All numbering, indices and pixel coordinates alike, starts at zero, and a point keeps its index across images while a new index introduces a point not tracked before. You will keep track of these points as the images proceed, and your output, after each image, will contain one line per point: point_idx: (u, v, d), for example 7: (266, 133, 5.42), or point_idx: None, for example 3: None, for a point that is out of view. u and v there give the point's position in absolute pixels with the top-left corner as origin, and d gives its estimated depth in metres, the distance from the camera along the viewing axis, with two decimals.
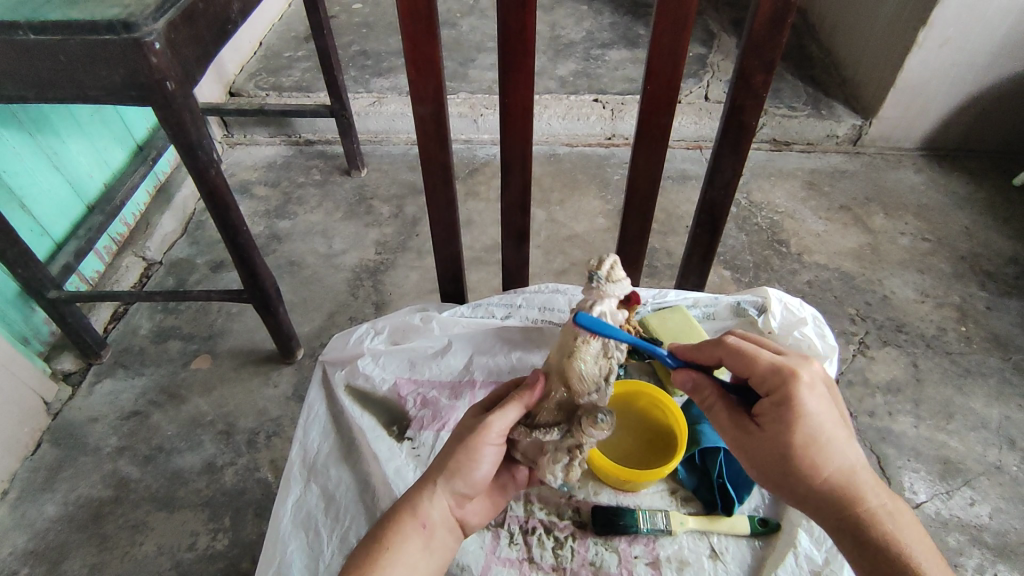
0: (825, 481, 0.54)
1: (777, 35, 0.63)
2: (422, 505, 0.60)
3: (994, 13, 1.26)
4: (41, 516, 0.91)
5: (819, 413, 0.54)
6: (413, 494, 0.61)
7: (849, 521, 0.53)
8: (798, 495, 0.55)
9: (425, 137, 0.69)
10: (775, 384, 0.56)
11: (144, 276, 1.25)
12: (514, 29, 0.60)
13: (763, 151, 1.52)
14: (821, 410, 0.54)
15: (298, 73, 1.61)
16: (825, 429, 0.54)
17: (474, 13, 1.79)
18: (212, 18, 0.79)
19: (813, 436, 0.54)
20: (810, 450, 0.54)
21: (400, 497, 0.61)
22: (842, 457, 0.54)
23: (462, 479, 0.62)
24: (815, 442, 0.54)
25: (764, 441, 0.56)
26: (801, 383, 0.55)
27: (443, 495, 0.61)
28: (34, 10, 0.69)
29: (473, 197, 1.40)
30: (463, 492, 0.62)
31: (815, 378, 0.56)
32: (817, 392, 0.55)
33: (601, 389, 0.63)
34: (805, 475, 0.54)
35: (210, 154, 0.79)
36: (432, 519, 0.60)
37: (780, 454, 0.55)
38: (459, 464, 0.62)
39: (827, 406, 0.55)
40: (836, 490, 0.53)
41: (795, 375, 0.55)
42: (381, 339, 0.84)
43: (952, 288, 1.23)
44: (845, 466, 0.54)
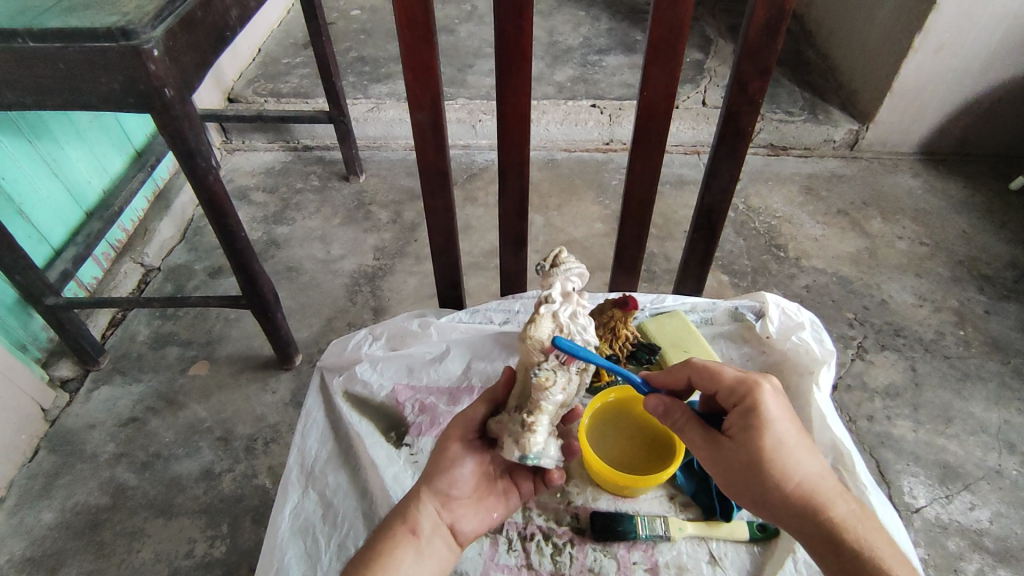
0: (795, 487, 0.53)
1: (773, 41, 0.63)
2: (409, 514, 0.62)
3: (989, 19, 1.27)
4: (38, 523, 0.91)
5: (784, 421, 0.55)
6: (400, 507, 0.63)
7: (822, 527, 0.52)
8: (773, 504, 0.54)
9: (423, 144, 0.69)
10: (741, 395, 0.57)
11: (143, 282, 1.25)
12: (511, 35, 0.60)
13: (760, 156, 1.53)
14: (785, 417, 0.56)
15: (297, 79, 1.61)
16: (791, 436, 0.55)
17: (472, 19, 1.80)
18: (210, 25, 0.79)
19: (780, 442, 0.54)
20: (778, 457, 0.54)
21: (389, 512, 0.63)
22: (809, 463, 0.54)
23: (443, 483, 0.64)
24: (783, 448, 0.54)
25: (732, 454, 0.56)
26: (764, 391, 0.56)
27: (427, 501, 0.63)
28: (32, 17, 0.69)
29: (472, 203, 1.40)
30: (449, 495, 0.64)
31: (776, 389, 0.58)
32: (779, 401, 0.57)
33: (552, 357, 0.62)
34: (776, 480, 0.53)
35: (209, 161, 0.79)
36: (422, 527, 0.61)
37: (751, 461, 0.54)
38: (438, 468, 0.65)
39: (789, 415, 0.56)
40: (806, 495, 0.53)
41: (758, 385, 0.57)
42: (379, 345, 0.85)
43: (950, 292, 1.23)
44: (812, 472, 0.54)
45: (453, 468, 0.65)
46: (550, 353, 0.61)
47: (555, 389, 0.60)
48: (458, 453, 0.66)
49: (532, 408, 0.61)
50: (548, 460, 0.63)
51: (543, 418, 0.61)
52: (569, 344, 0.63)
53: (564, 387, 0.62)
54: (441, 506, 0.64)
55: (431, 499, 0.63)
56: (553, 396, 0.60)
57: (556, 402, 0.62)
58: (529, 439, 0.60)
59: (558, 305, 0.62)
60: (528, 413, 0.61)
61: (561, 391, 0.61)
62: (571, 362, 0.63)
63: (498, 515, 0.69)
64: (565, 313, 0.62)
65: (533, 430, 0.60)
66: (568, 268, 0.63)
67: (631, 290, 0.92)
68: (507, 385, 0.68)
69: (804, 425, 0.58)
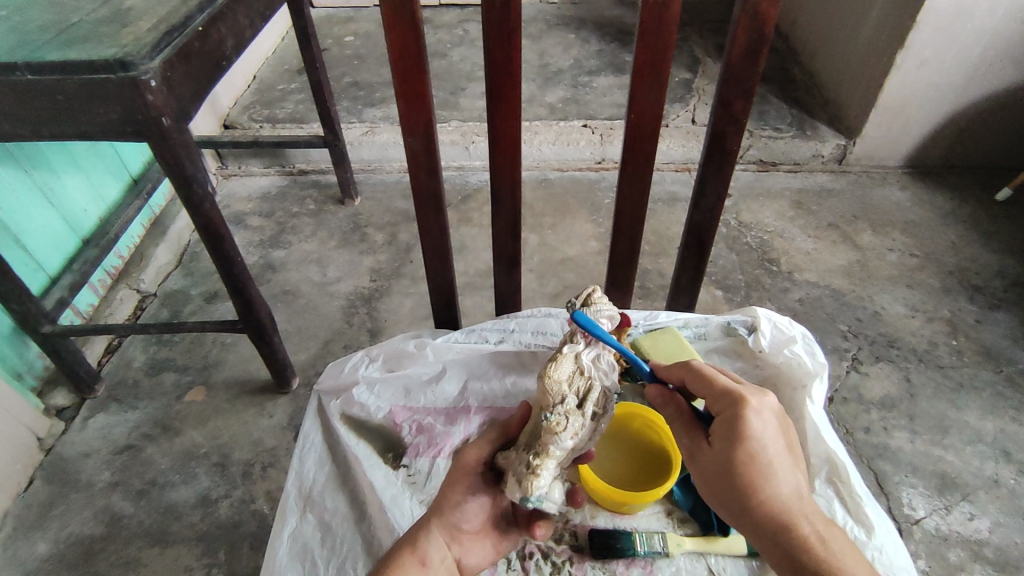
0: (765, 503, 0.54)
1: (753, 63, 0.65)
2: (418, 546, 0.61)
3: (968, 36, 1.30)
4: (33, 555, 0.90)
5: (764, 441, 0.54)
6: (412, 535, 0.63)
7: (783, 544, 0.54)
8: (739, 512, 0.55)
9: (416, 167, 0.70)
10: (727, 407, 0.56)
11: (139, 309, 1.25)
12: (501, 62, 0.62)
13: (750, 172, 1.55)
14: (768, 437, 0.55)
15: (292, 105, 1.63)
16: (767, 458, 0.54)
17: (464, 43, 1.83)
18: (207, 56, 0.80)
19: (757, 460, 0.54)
20: (750, 474, 0.54)
21: (401, 538, 0.62)
22: (782, 483, 0.54)
23: (454, 515, 0.63)
24: (759, 467, 0.54)
25: (708, 461, 0.57)
26: (748, 407, 0.55)
27: (437, 533, 0.63)
28: (32, 51, 0.70)
29: (466, 223, 1.41)
30: (460, 529, 0.64)
31: (765, 407, 0.56)
32: (766, 420, 0.55)
33: (568, 402, 0.62)
34: (746, 493, 0.54)
35: (206, 188, 0.80)
36: (432, 558, 0.61)
37: (723, 473, 0.55)
38: (448, 501, 0.64)
39: (775, 434, 0.55)
40: (773, 512, 0.54)
41: (746, 402, 0.55)
42: (375, 367, 0.84)
43: (942, 302, 1.24)
44: (783, 492, 0.54)
45: (463, 503, 0.64)
46: (566, 397, 0.62)
47: (565, 434, 0.60)
48: (468, 486, 0.64)
49: (540, 451, 0.60)
50: (551, 505, 0.60)
51: (550, 462, 0.59)
52: (589, 389, 0.63)
53: (575, 434, 0.61)
54: (450, 539, 0.63)
55: (440, 532, 0.63)
56: (563, 442, 0.60)
57: (566, 449, 0.61)
58: (533, 480, 0.58)
59: (582, 349, 0.64)
60: (535, 455, 0.60)
61: (570, 441, 0.60)
62: (588, 410, 0.62)
63: (505, 547, 0.69)
64: (587, 358, 0.64)
65: (537, 473, 0.58)
66: (598, 309, 0.67)
67: (625, 307, 0.93)
68: (520, 423, 0.68)
69: (791, 442, 0.57)
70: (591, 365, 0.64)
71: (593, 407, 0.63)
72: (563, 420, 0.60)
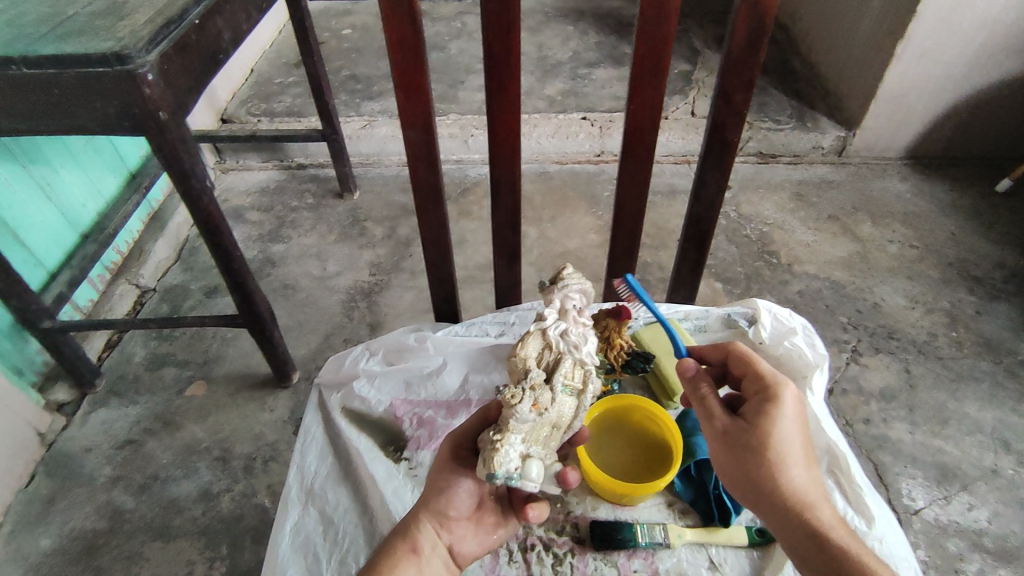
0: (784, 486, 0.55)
1: (754, 54, 0.65)
2: (407, 536, 0.62)
3: (969, 26, 1.30)
4: (36, 549, 0.90)
5: (787, 423, 0.57)
6: (403, 525, 0.63)
7: (800, 533, 0.54)
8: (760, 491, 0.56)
9: (415, 160, 0.70)
10: (762, 389, 0.60)
11: (138, 304, 1.25)
12: (500, 53, 0.61)
13: (750, 164, 1.55)
14: (796, 421, 0.58)
15: (290, 99, 1.63)
16: (788, 442, 0.56)
17: (462, 35, 1.83)
18: (204, 49, 0.80)
19: (785, 439, 0.56)
20: (779, 451, 0.56)
21: (393, 529, 0.63)
22: (799, 467, 0.56)
23: (441, 504, 0.63)
24: (786, 447, 0.56)
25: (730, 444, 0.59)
26: (782, 389, 0.59)
27: (426, 521, 0.63)
28: (27, 44, 0.69)
29: (465, 217, 1.41)
30: (449, 517, 0.63)
31: (798, 397, 0.59)
32: (797, 407, 0.59)
33: (534, 376, 0.60)
34: (772, 469, 0.55)
35: (204, 182, 0.80)
36: (422, 546, 0.61)
37: (751, 449, 0.57)
38: (434, 489, 0.63)
39: (803, 422, 0.58)
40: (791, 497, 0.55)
41: (782, 386, 0.59)
42: (376, 361, 0.85)
43: (941, 294, 1.24)
44: (800, 480, 0.55)
45: (449, 490, 0.63)
46: (530, 371, 0.61)
47: (525, 406, 0.57)
48: (452, 474, 0.63)
49: (502, 427, 0.58)
50: (527, 483, 0.57)
51: (512, 436, 0.57)
52: (557, 363, 0.62)
53: (539, 406, 0.59)
54: (439, 529, 0.63)
55: (430, 520, 0.63)
56: (523, 414, 0.57)
57: (530, 422, 0.58)
58: (495, 455, 0.55)
59: (548, 323, 0.63)
60: (499, 433, 0.58)
61: (532, 412, 0.58)
62: (556, 383, 0.61)
63: (501, 534, 0.68)
64: (554, 332, 0.63)
65: (499, 448, 0.56)
66: (567, 284, 0.66)
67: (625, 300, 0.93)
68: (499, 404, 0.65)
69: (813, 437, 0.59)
70: (556, 339, 0.62)
71: (559, 381, 0.61)
72: (521, 390, 0.58)
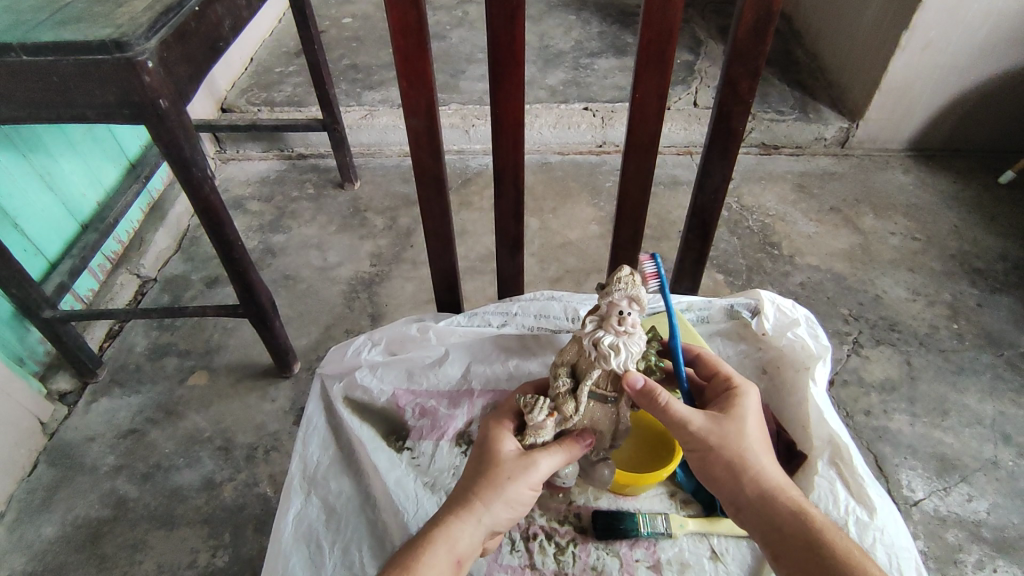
0: (755, 473, 0.59)
1: (760, 42, 0.64)
2: (459, 532, 0.56)
3: (974, 16, 1.29)
4: (39, 537, 0.91)
5: (752, 417, 0.63)
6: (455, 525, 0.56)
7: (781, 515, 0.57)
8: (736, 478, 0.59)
9: (418, 150, 0.69)
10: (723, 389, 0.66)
11: (139, 294, 1.25)
12: (504, 40, 0.61)
13: (752, 156, 1.54)
14: (755, 416, 0.63)
15: (290, 88, 1.62)
16: (753, 436, 0.61)
17: (463, 24, 1.81)
18: (204, 37, 0.79)
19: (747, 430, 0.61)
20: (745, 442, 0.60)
21: (442, 528, 0.56)
22: (766, 459, 0.61)
23: (502, 515, 0.58)
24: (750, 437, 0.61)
25: (705, 440, 0.61)
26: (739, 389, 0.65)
27: (484, 513, 0.57)
28: (26, 31, 0.69)
29: (467, 207, 1.41)
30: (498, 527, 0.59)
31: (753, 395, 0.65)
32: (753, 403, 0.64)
33: (560, 385, 0.64)
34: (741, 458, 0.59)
35: (205, 171, 0.80)
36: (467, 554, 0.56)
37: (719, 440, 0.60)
38: (506, 500, 0.58)
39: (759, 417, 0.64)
40: (767, 483, 0.59)
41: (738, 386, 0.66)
42: (378, 351, 0.86)
43: (943, 286, 1.24)
44: (771, 467, 0.60)
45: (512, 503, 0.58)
46: (558, 379, 0.64)
47: (540, 417, 0.62)
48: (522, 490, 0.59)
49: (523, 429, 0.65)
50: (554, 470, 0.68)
51: (531, 440, 0.63)
52: (588, 374, 0.63)
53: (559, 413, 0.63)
54: (489, 527, 0.58)
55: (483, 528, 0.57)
56: (539, 423, 0.62)
57: (550, 428, 0.63)
58: None
59: (585, 332, 0.62)
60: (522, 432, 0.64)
61: (549, 420, 0.62)
62: (583, 393, 0.63)
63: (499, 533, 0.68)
64: (590, 342, 0.61)
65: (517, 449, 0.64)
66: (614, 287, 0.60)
67: None
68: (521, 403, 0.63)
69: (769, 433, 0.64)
70: (589, 347, 0.62)
71: (583, 391, 0.63)
72: (538, 401, 0.62)
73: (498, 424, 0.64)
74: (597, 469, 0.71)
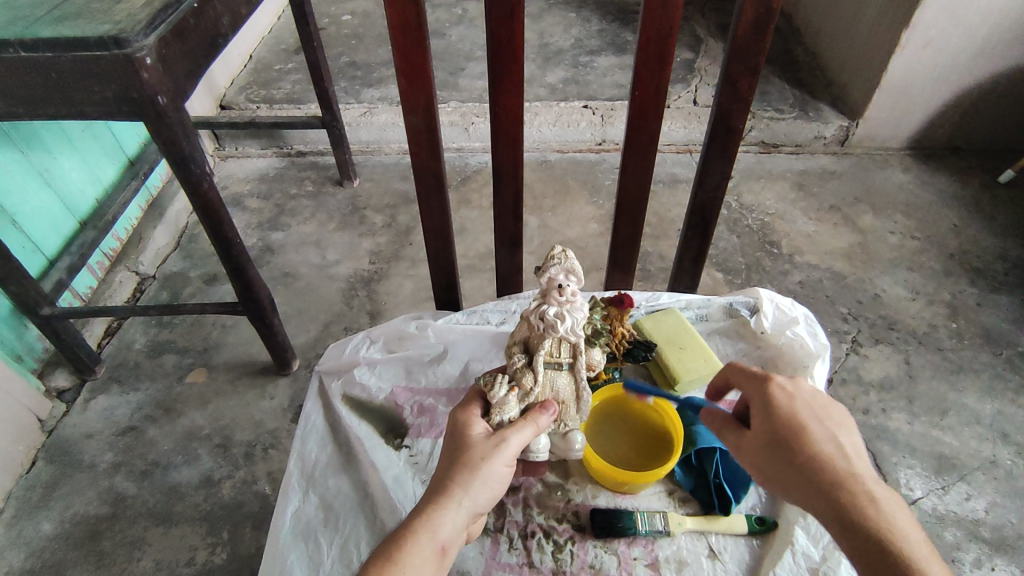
0: (822, 457, 0.55)
1: (761, 40, 0.64)
2: (434, 520, 0.54)
3: (974, 15, 1.28)
4: (37, 534, 0.91)
5: (828, 405, 0.59)
6: (427, 511, 0.55)
7: (842, 499, 0.53)
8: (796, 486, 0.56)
9: (417, 147, 0.69)
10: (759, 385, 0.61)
11: (138, 291, 1.25)
12: (503, 37, 0.61)
13: (752, 154, 1.54)
14: (797, 403, 0.59)
15: (289, 86, 1.61)
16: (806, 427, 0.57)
17: (463, 22, 1.81)
18: (202, 33, 0.79)
19: (793, 429, 0.57)
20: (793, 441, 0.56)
21: (414, 517, 0.54)
22: (826, 447, 0.56)
23: (479, 495, 0.56)
24: (796, 433, 0.57)
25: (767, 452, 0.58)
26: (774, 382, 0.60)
27: (461, 497, 0.55)
28: (24, 27, 0.69)
29: (466, 205, 1.40)
30: (481, 509, 0.57)
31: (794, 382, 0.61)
32: (793, 390, 0.60)
33: (517, 362, 0.66)
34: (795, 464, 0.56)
35: (203, 167, 0.79)
36: (449, 541, 0.54)
37: (770, 450, 0.58)
38: (480, 479, 0.57)
39: (804, 402, 0.59)
40: (832, 465, 0.54)
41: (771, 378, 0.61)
42: (377, 349, 0.87)
43: (942, 285, 1.24)
44: (834, 457, 0.55)
45: (487, 482, 0.57)
46: (514, 357, 0.66)
47: (501, 394, 0.62)
48: (494, 464, 0.57)
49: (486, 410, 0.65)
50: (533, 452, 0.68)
51: (497, 417, 0.62)
52: (540, 347, 0.65)
53: (520, 391, 0.64)
54: (470, 510, 0.56)
55: (463, 511, 0.55)
56: (501, 400, 0.62)
57: (513, 405, 0.63)
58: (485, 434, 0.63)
59: (531, 307, 0.64)
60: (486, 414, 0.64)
61: (511, 395, 0.63)
62: (538, 366, 0.64)
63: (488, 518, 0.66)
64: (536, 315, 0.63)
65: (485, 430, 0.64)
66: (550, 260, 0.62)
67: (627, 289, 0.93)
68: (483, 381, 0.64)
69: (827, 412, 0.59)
70: (537, 322, 0.63)
71: (538, 362, 0.64)
72: (497, 377, 0.63)
73: (465, 408, 0.64)
74: (571, 442, 0.70)
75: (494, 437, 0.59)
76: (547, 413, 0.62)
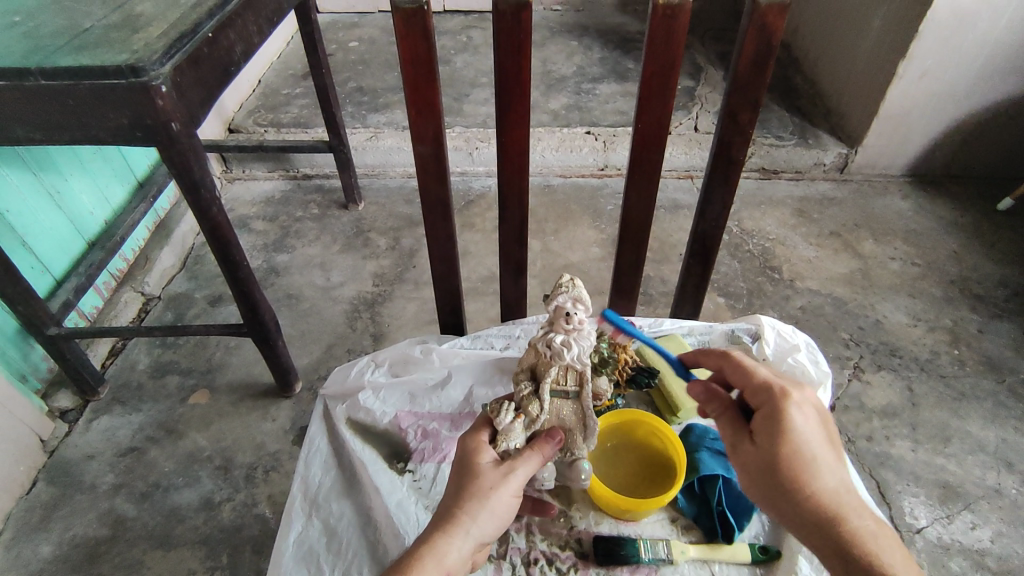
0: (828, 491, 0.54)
1: (761, 76, 0.66)
2: (440, 549, 0.54)
3: (969, 47, 1.31)
4: (36, 556, 0.90)
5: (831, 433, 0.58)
6: (433, 540, 0.55)
7: (837, 539, 0.53)
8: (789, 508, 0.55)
9: (424, 175, 0.71)
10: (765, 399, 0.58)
11: (143, 311, 1.26)
12: (511, 70, 0.62)
13: (752, 180, 1.56)
14: (806, 426, 0.56)
15: (297, 110, 1.64)
16: (813, 449, 0.55)
17: (468, 49, 1.84)
18: (216, 61, 0.81)
19: (800, 452, 0.55)
20: (798, 465, 0.55)
21: (420, 546, 0.54)
22: (829, 478, 0.55)
23: (485, 525, 0.56)
24: (803, 458, 0.55)
25: (762, 469, 0.57)
26: (789, 398, 0.57)
27: (468, 527, 0.55)
28: (44, 56, 0.71)
29: (470, 229, 1.42)
30: (487, 539, 0.57)
31: (805, 399, 0.58)
32: (806, 411, 0.57)
33: (523, 389, 0.66)
34: (793, 489, 0.54)
35: (213, 192, 0.81)
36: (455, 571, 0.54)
37: (770, 469, 0.56)
38: (488, 508, 0.57)
39: (813, 425, 0.57)
40: (836, 500, 0.54)
41: (784, 393, 0.57)
42: (381, 373, 0.86)
43: (943, 312, 1.25)
44: (835, 488, 0.54)
45: (494, 513, 0.57)
46: (521, 384, 0.66)
47: (507, 421, 0.62)
48: (502, 495, 0.58)
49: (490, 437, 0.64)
50: None
51: (503, 444, 0.62)
52: (547, 374, 0.65)
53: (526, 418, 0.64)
54: (477, 539, 0.56)
55: (469, 541, 0.56)
56: (507, 427, 0.62)
57: (518, 432, 0.63)
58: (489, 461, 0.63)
59: (540, 335, 0.64)
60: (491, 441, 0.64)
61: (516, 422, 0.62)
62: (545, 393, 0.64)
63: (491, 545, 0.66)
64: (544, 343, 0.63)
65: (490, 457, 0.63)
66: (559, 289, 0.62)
67: (629, 314, 0.93)
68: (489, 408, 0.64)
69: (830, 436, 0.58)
70: (544, 349, 0.64)
71: (544, 390, 0.65)
72: (503, 404, 0.63)
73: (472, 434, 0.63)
74: (577, 470, 0.71)
75: (502, 466, 0.59)
76: (552, 443, 0.62)
